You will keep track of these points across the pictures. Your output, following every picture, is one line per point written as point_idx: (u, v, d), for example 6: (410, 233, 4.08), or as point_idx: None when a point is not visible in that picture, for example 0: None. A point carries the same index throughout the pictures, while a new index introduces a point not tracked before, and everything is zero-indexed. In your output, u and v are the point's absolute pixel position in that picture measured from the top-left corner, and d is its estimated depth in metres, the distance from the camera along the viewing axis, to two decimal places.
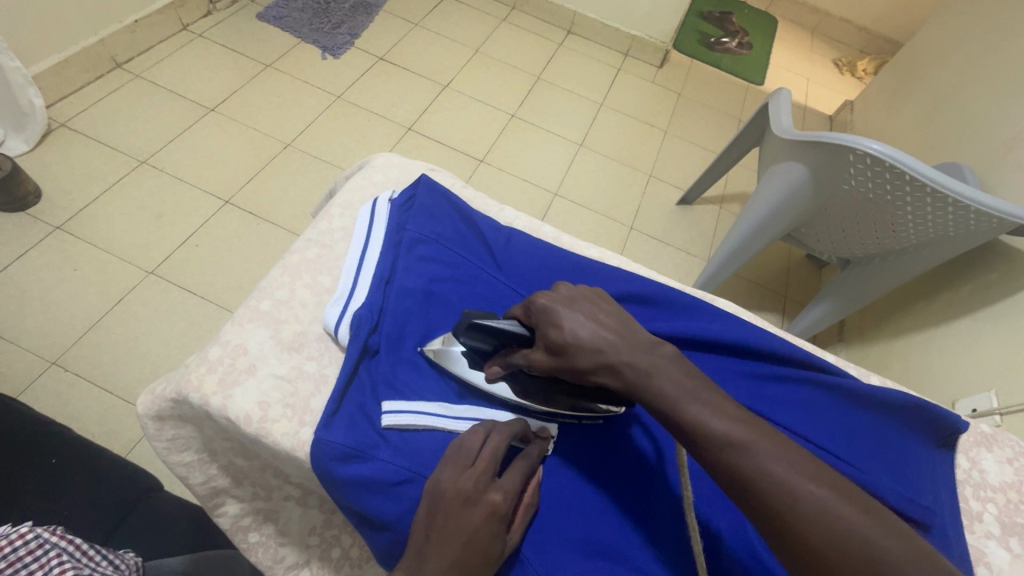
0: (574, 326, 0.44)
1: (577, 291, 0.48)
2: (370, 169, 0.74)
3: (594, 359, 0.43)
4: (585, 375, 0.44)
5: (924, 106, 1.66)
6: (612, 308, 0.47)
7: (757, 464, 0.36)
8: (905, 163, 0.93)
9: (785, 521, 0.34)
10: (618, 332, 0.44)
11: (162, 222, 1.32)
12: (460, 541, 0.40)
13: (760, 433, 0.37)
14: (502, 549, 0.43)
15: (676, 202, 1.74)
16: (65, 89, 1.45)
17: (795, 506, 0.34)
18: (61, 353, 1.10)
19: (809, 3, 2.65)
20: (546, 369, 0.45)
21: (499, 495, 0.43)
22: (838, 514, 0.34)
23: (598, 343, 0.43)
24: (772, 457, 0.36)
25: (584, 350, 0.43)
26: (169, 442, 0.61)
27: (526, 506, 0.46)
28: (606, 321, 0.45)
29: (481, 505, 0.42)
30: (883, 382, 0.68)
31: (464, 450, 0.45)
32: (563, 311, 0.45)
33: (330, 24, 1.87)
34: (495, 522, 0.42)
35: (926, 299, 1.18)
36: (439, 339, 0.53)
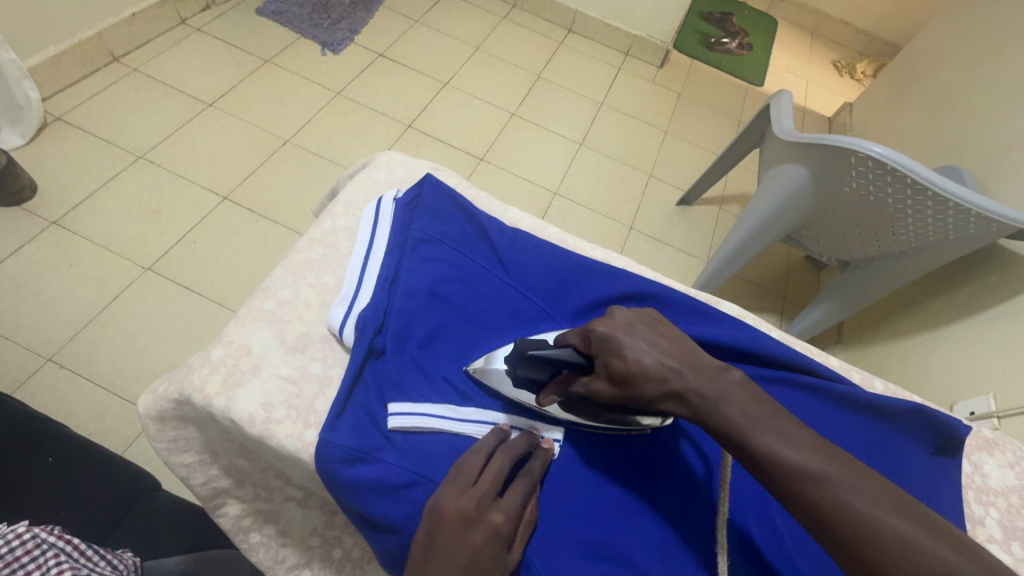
0: (640, 354, 0.43)
1: (631, 315, 0.48)
2: (374, 168, 0.74)
3: (662, 388, 0.43)
4: (652, 403, 0.43)
5: (923, 109, 1.67)
6: (667, 331, 0.47)
7: (830, 492, 0.37)
8: (906, 166, 0.93)
9: (863, 549, 0.35)
10: (680, 358, 0.44)
11: (159, 218, 1.31)
12: (459, 562, 0.41)
13: (829, 462, 0.38)
14: (504, 568, 0.43)
15: (676, 202, 1.74)
16: (61, 82, 1.44)
17: (871, 535, 0.35)
18: (57, 349, 1.09)
19: (809, 5, 2.65)
20: (608, 398, 0.44)
21: (501, 515, 0.43)
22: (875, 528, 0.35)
23: (664, 372, 0.43)
24: (844, 485, 0.37)
25: (651, 379, 0.43)
26: (170, 443, 0.60)
27: (527, 525, 0.47)
28: (667, 347, 0.45)
29: (481, 527, 0.42)
30: (887, 386, 0.68)
31: (466, 469, 0.46)
32: (626, 339, 0.44)
33: (329, 20, 1.86)
34: (496, 542, 0.42)
35: (925, 302, 1.19)
36: (481, 359, 0.53)
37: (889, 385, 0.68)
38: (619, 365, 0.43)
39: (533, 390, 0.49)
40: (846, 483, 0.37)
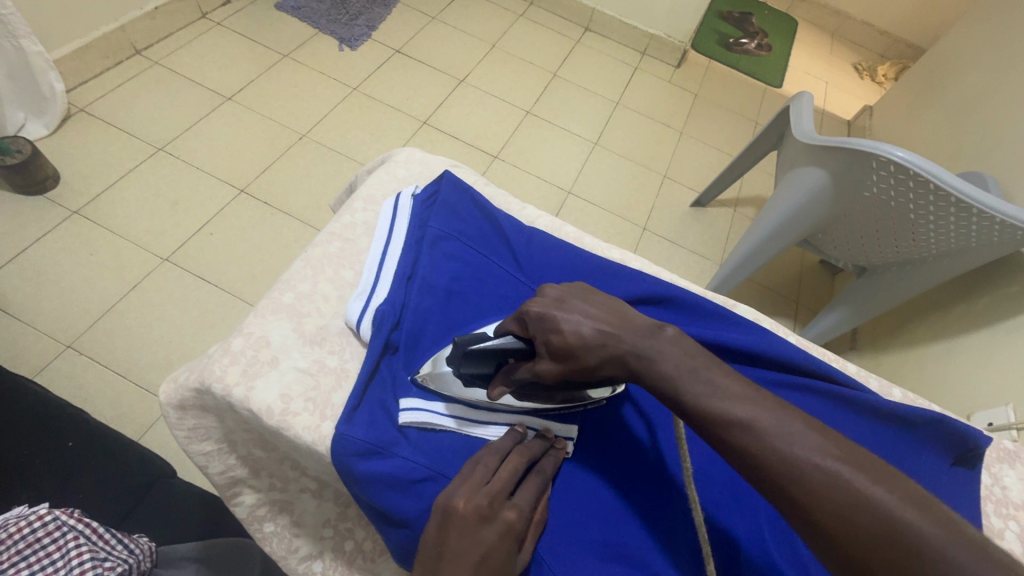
0: (574, 325, 0.44)
1: (561, 290, 0.48)
2: (393, 164, 0.74)
3: (601, 352, 0.43)
4: (596, 370, 0.43)
5: (946, 113, 1.64)
6: (600, 300, 0.47)
7: (761, 437, 0.35)
8: (929, 172, 0.91)
9: (794, 495, 0.33)
10: (614, 324, 0.44)
11: (177, 209, 1.32)
12: (472, 559, 0.41)
13: (760, 407, 0.36)
14: (515, 568, 0.43)
15: (691, 204, 1.73)
16: (85, 74, 1.46)
17: (803, 481, 0.33)
18: (77, 336, 1.11)
19: (830, 5, 2.61)
20: (557, 374, 0.44)
21: (515, 513, 0.44)
22: (844, 484, 0.33)
23: (600, 338, 0.43)
24: (776, 429, 0.35)
25: (589, 346, 0.43)
26: (190, 431, 0.60)
27: (537, 526, 0.46)
28: (600, 314, 0.45)
29: (496, 524, 0.42)
30: (905, 395, 0.67)
31: (478, 467, 0.46)
32: (559, 314, 0.45)
33: (347, 16, 1.87)
34: (508, 540, 0.42)
35: (944, 310, 1.16)
36: (427, 364, 0.52)
37: (908, 395, 0.67)
38: (557, 344, 0.44)
39: (483, 385, 0.50)
40: (780, 426, 0.35)
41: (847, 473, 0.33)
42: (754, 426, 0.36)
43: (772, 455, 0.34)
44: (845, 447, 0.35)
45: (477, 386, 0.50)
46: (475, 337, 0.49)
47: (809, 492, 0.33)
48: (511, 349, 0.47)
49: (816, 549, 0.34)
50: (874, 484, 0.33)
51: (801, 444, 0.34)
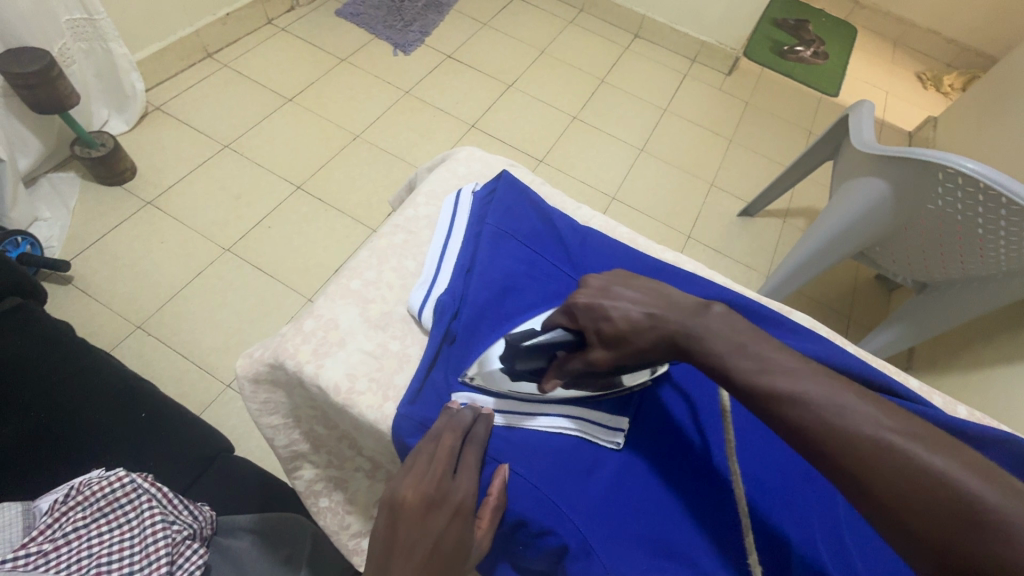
0: (623, 313, 0.44)
1: (604, 280, 0.49)
2: (454, 162, 0.77)
3: (651, 334, 0.43)
4: (652, 352, 0.44)
5: (1019, 125, 1.55)
6: (643, 284, 0.47)
7: (809, 408, 0.35)
8: (1001, 185, 0.87)
9: (849, 469, 0.33)
10: (662, 306, 0.44)
11: (239, 202, 1.40)
12: (423, 549, 0.41)
13: (809, 378, 0.36)
14: (469, 550, 0.44)
15: (738, 213, 1.69)
16: (162, 75, 1.57)
17: (853, 449, 0.33)
18: (146, 318, 1.19)
19: (893, 12, 2.51)
20: (613, 359, 0.45)
21: (459, 495, 0.45)
22: (901, 452, 0.32)
23: (649, 322, 0.43)
24: (825, 400, 0.35)
25: (643, 331, 0.43)
26: (261, 405, 0.64)
27: (493, 508, 0.46)
28: (644, 299, 0.45)
29: (442, 511, 0.44)
30: (972, 415, 0.64)
31: (416, 456, 0.46)
32: (604, 303, 0.45)
33: (402, 22, 1.93)
34: (457, 523, 0.44)
35: (1013, 331, 1.10)
36: (475, 365, 0.52)
37: (975, 414, 0.64)
38: (607, 332, 0.45)
39: (536, 378, 0.50)
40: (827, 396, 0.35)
41: (903, 444, 0.32)
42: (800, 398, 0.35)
43: (818, 426, 0.34)
44: (902, 419, 0.33)
45: (531, 381, 0.51)
46: (525, 334, 0.50)
47: (864, 463, 0.32)
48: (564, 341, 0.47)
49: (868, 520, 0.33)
50: (934, 453, 0.32)
51: (849, 412, 0.34)
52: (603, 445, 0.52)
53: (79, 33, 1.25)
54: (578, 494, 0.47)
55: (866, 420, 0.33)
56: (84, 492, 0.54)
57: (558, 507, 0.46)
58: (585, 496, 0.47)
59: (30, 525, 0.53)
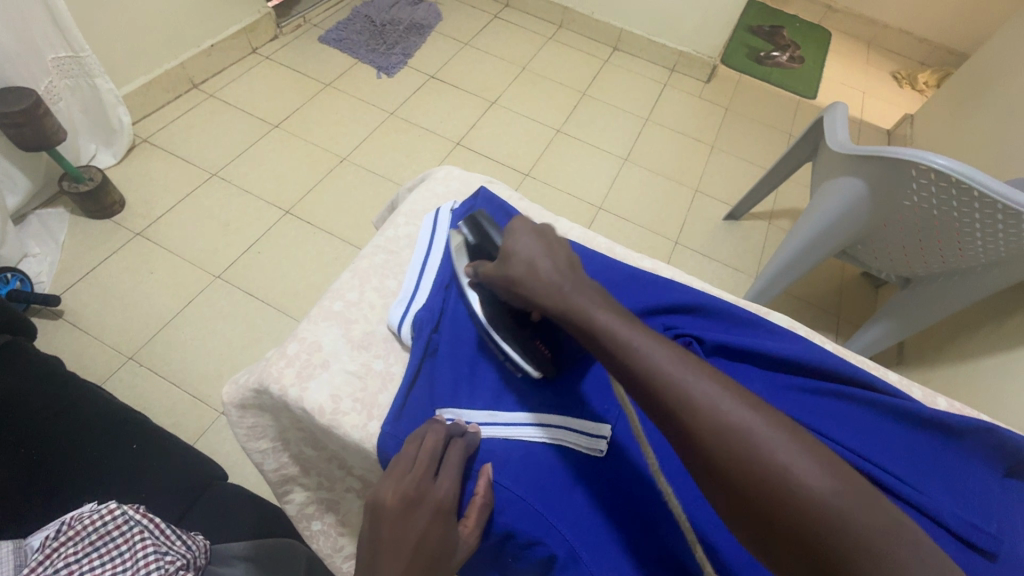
0: (526, 249, 0.49)
1: (552, 236, 0.52)
2: (433, 181, 0.78)
3: (529, 278, 0.47)
4: (514, 284, 0.48)
5: (992, 120, 1.58)
6: (567, 254, 0.49)
7: (715, 415, 0.36)
8: (972, 179, 0.89)
9: (738, 475, 0.34)
10: (564, 268, 0.47)
11: (229, 230, 1.41)
12: (407, 550, 0.41)
13: (716, 386, 0.37)
14: (455, 551, 0.44)
15: (723, 217, 1.71)
16: (149, 108, 1.58)
17: (747, 457, 0.34)
18: (137, 349, 1.19)
19: (866, 14, 2.57)
20: (491, 276, 0.50)
21: (440, 493, 0.45)
22: (791, 466, 0.34)
23: (538, 268, 0.47)
24: (729, 409, 0.36)
25: (523, 262, 0.48)
26: (248, 429, 0.64)
27: (479, 508, 0.46)
28: (555, 259, 0.48)
29: (424, 509, 0.43)
30: (951, 406, 0.64)
31: (399, 459, 0.46)
32: (516, 232, 0.51)
33: (384, 45, 1.97)
34: (439, 521, 0.44)
35: (996, 322, 1.11)
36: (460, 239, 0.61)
37: (954, 405, 0.65)
38: (505, 255, 0.50)
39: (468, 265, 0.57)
40: (767, 437, 0.35)
41: (792, 459, 0.34)
42: (674, 385, 0.38)
43: (688, 411, 0.37)
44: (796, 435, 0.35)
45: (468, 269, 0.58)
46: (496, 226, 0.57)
47: (756, 471, 0.34)
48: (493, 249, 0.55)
49: (709, 493, 0.36)
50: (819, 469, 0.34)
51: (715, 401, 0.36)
52: (587, 453, 0.51)
53: (65, 71, 1.27)
54: (565, 503, 0.48)
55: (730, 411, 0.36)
56: (74, 526, 0.53)
57: (545, 517, 0.46)
58: (573, 505, 0.48)
59: (20, 563, 0.52)
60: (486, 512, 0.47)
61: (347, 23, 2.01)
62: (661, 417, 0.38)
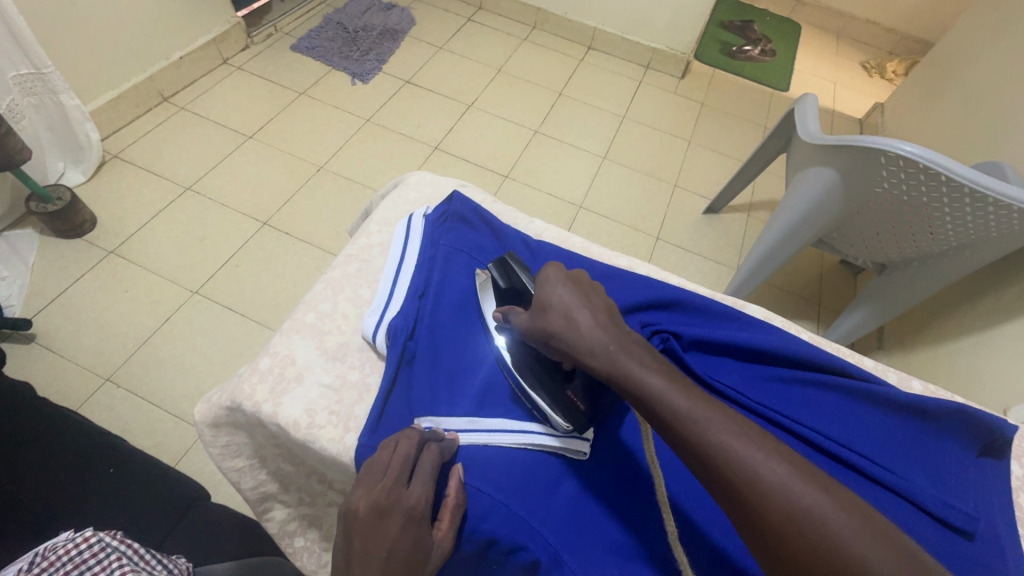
0: (563, 300, 0.48)
1: (587, 282, 0.51)
2: (405, 188, 0.77)
3: (570, 333, 0.46)
4: (552, 335, 0.47)
5: (958, 105, 1.61)
6: (602, 304, 0.48)
7: (753, 476, 0.36)
8: (940, 164, 0.90)
9: (780, 536, 0.34)
10: (601, 319, 0.47)
11: (205, 244, 1.39)
12: (380, 556, 0.40)
13: (755, 446, 0.37)
14: (430, 554, 0.43)
15: (703, 211, 1.73)
16: (117, 122, 1.55)
17: (788, 522, 0.34)
18: (114, 369, 1.16)
19: (833, 7, 2.62)
20: (524, 326, 0.50)
21: (413, 499, 0.44)
22: (834, 532, 0.33)
23: (576, 322, 0.46)
24: (770, 471, 0.36)
25: (560, 313, 0.47)
26: (223, 448, 0.62)
27: (453, 509, 0.46)
28: (593, 310, 0.47)
29: (395, 516, 0.43)
30: (925, 388, 0.65)
31: (372, 467, 0.45)
32: (549, 279, 0.49)
33: (358, 52, 1.95)
34: (413, 528, 0.43)
35: (970, 304, 1.14)
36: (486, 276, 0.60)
37: (928, 386, 0.66)
38: (540, 305, 0.49)
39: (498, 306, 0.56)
40: (807, 499, 0.34)
41: (836, 526, 0.33)
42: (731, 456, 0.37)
43: (745, 481, 0.36)
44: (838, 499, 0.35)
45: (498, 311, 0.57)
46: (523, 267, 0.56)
47: (796, 534, 0.33)
48: (524, 292, 0.54)
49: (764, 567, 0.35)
50: (862, 533, 0.33)
51: (774, 475, 0.35)
52: (569, 455, 0.52)
53: (28, 88, 1.24)
54: (545, 506, 0.47)
55: (793, 488, 0.35)
56: (49, 557, 0.51)
57: (527, 522, 0.45)
58: (554, 508, 0.47)
59: None
60: (460, 514, 0.47)
61: (319, 30, 1.99)
62: (711, 482, 0.38)
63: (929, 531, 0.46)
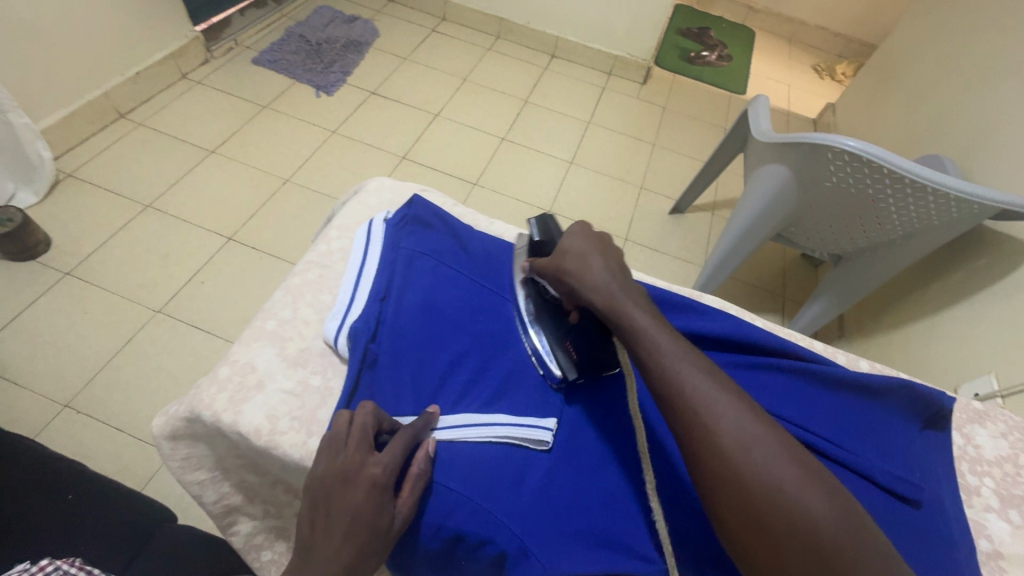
0: (578, 249, 0.53)
1: (606, 238, 0.55)
2: (365, 193, 0.78)
3: (578, 273, 0.51)
4: (564, 274, 0.53)
5: (902, 103, 1.70)
6: (615, 257, 0.53)
7: (715, 422, 0.38)
8: (882, 158, 0.94)
9: (725, 472, 0.37)
10: (610, 267, 0.51)
11: (168, 261, 1.36)
12: (345, 521, 0.42)
13: (722, 394, 0.39)
14: (393, 521, 0.45)
15: (669, 211, 1.77)
16: (72, 140, 1.51)
17: (734, 462, 0.36)
18: (73, 395, 1.12)
19: (783, 13, 2.73)
20: (543, 266, 0.56)
21: (377, 467, 0.45)
22: (779, 477, 0.36)
23: (585, 266, 0.51)
24: (729, 420, 0.38)
25: (575, 257, 0.53)
26: (183, 461, 0.61)
27: (415, 481, 0.47)
28: (604, 259, 0.52)
29: (359, 483, 0.44)
30: (872, 367, 0.69)
31: (334, 437, 0.47)
32: (573, 230, 0.56)
33: (322, 64, 1.95)
34: (378, 495, 0.44)
35: (920, 289, 1.20)
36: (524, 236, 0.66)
37: (874, 365, 0.69)
38: (559, 250, 0.55)
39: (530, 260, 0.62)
40: (756, 445, 0.37)
41: (781, 476, 0.36)
42: (702, 409, 0.39)
43: (703, 420, 0.38)
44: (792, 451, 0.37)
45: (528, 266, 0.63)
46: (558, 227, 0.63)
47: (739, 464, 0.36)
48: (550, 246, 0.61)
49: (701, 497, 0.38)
50: (804, 478, 0.36)
51: (727, 413, 0.38)
52: (532, 448, 0.52)
53: None
54: (511, 498, 0.48)
55: (758, 442, 0.37)
56: None
57: (493, 516, 0.46)
58: (520, 499, 0.48)
59: None
60: (420, 488, 0.48)
61: (281, 43, 1.98)
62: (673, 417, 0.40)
63: (880, 501, 0.48)
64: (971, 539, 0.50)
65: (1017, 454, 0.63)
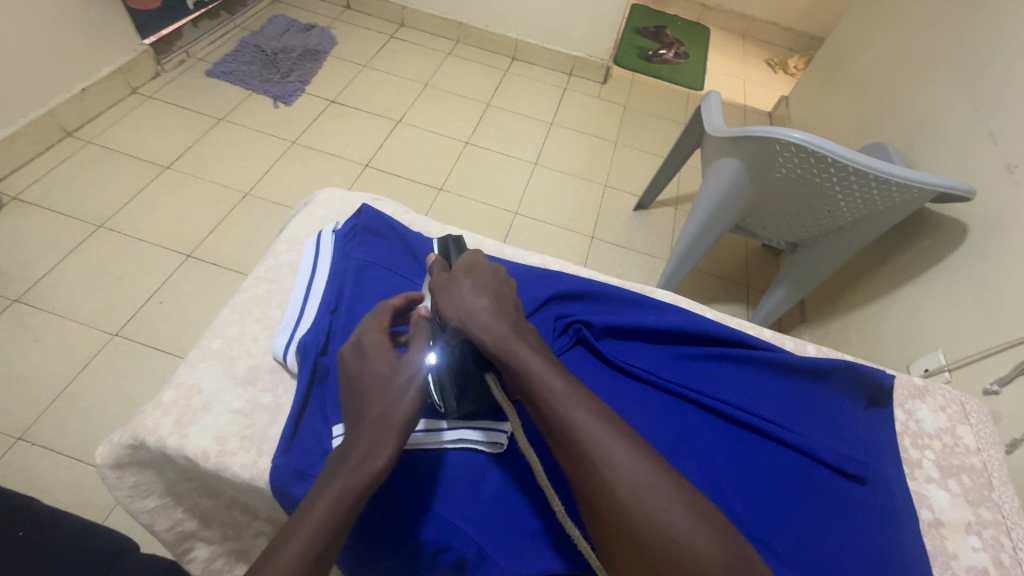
0: (464, 287, 0.49)
1: (493, 271, 0.52)
2: (314, 206, 0.77)
3: (461, 309, 0.48)
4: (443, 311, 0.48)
5: (848, 93, 1.76)
6: (502, 292, 0.50)
7: (608, 465, 0.40)
8: (826, 148, 0.98)
9: (615, 514, 0.38)
10: (494, 304, 0.49)
11: (125, 282, 1.31)
12: (363, 379, 0.49)
13: (617, 441, 0.41)
14: (399, 370, 0.47)
15: (633, 208, 1.80)
16: (16, 162, 1.45)
17: (624, 503, 0.38)
18: (28, 427, 1.07)
19: (736, 10, 2.81)
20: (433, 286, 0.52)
21: (369, 337, 0.51)
22: (668, 520, 0.37)
23: (470, 308, 0.47)
24: (621, 463, 0.40)
25: (461, 294, 0.49)
26: (131, 489, 0.59)
27: (425, 331, 0.50)
28: (488, 295, 0.49)
29: (362, 350, 0.51)
30: (819, 349, 0.71)
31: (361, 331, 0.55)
32: (467, 257, 0.53)
33: (279, 74, 1.92)
34: (381, 357, 0.49)
35: (871, 273, 1.24)
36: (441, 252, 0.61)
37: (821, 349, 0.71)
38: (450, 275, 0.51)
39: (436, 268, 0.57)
40: (645, 487, 0.39)
41: (672, 523, 0.37)
42: (598, 461, 0.40)
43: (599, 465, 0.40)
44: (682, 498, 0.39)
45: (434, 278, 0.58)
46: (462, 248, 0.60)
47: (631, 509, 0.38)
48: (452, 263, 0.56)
49: (596, 536, 0.40)
50: (690, 518, 0.38)
51: (619, 458, 0.40)
52: (489, 448, 0.53)
53: None
54: (467, 503, 0.49)
55: (649, 491, 0.39)
56: None
57: (452, 522, 0.47)
58: (477, 503, 0.49)
59: None
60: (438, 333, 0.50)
61: (235, 54, 1.93)
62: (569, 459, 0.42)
63: (827, 479, 0.51)
64: (913, 508, 0.52)
65: (955, 426, 0.66)
